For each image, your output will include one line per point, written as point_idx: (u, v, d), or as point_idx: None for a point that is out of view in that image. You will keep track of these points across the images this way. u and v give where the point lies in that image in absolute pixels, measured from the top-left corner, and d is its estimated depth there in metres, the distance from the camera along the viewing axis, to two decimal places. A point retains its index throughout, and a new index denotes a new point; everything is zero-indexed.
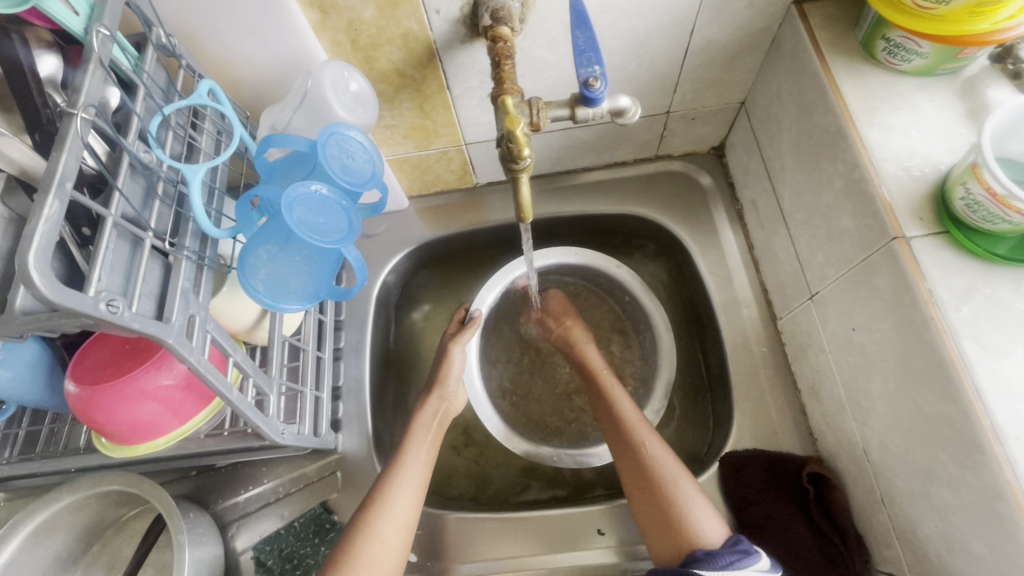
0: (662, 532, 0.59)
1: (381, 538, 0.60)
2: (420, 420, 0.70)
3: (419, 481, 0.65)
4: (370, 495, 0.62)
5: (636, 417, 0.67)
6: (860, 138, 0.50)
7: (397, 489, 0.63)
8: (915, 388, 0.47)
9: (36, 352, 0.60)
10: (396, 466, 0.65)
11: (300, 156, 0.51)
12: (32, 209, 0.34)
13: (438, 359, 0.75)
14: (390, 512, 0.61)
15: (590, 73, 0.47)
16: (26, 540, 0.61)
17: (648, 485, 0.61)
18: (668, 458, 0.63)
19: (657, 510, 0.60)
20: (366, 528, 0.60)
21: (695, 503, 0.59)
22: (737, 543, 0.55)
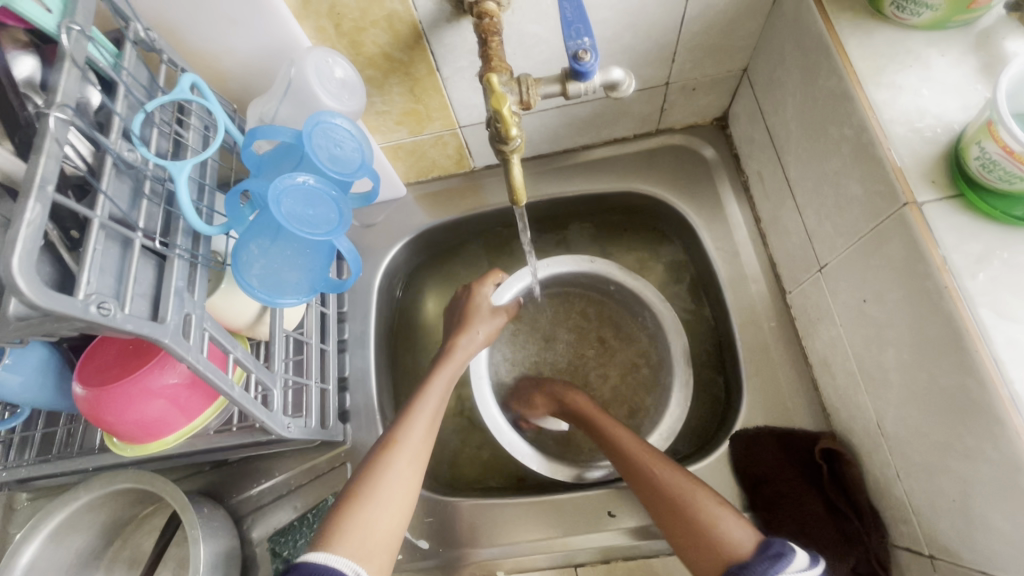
0: (698, 549, 0.52)
1: (397, 479, 0.55)
2: (444, 359, 0.65)
3: (432, 423, 0.60)
4: (386, 435, 0.58)
5: (641, 447, 0.62)
6: (868, 99, 0.48)
7: (413, 428, 0.58)
8: (929, 360, 0.45)
9: (44, 356, 0.60)
10: (414, 405, 0.60)
11: (287, 147, 0.50)
12: (14, 214, 0.34)
13: (459, 309, 0.72)
14: (408, 451, 0.57)
15: (580, 45, 0.45)
16: (48, 540, 0.62)
17: (670, 511, 0.56)
18: (677, 476, 0.58)
19: (687, 531, 0.54)
20: (380, 464, 0.55)
21: (719, 515, 0.53)
22: (768, 548, 0.49)
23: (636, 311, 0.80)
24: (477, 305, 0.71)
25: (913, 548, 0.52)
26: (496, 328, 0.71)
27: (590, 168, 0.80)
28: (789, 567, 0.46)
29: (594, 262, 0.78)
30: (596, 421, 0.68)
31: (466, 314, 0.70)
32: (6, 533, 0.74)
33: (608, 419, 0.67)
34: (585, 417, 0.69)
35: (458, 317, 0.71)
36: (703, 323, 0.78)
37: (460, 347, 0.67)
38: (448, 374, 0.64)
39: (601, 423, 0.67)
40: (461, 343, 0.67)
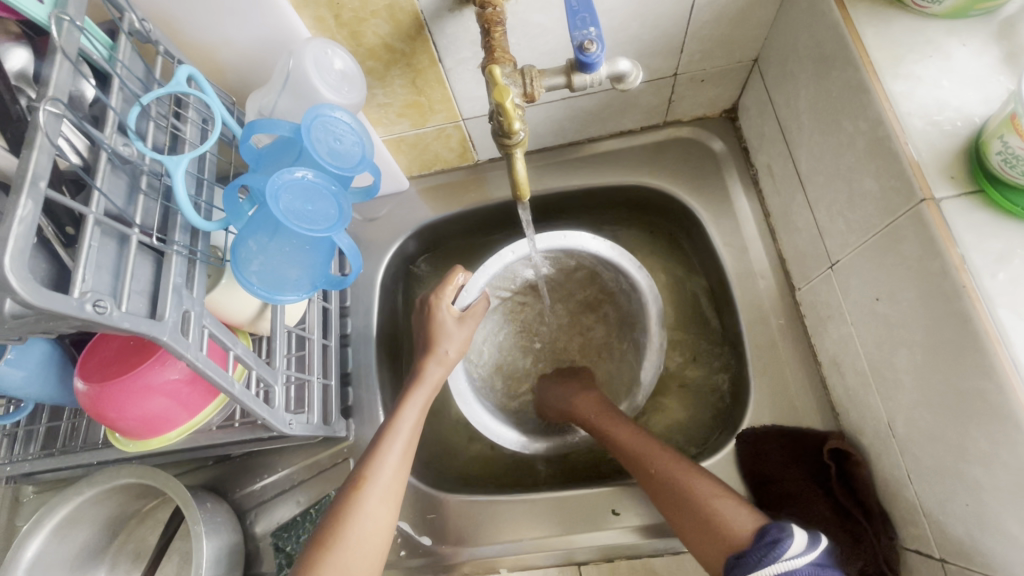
0: (704, 538, 0.53)
1: (369, 520, 0.54)
2: (414, 384, 0.63)
3: (403, 456, 0.58)
4: (356, 473, 0.56)
5: (638, 440, 0.63)
6: (884, 91, 0.46)
7: (383, 464, 0.56)
8: (944, 362, 0.44)
9: (46, 351, 0.60)
10: (384, 438, 0.58)
11: (286, 142, 0.49)
12: (6, 210, 0.33)
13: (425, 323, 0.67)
14: (378, 491, 0.55)
15: (585, 35, 0.44)
16: (52, 533, 0.62)
17: (675, 503, 0.56)
18: (678, 466, 0.58)
19: (694, 522, 0.54)
20: (351, 505, 0.54)
21: (717, 499, 0.54)
22: (764, 535, 0.49)
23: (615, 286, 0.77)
24: (436, 318, 0.66)
25: (924, 551, 0.51)
26: (464, 342, 0.66)
27: (596, 161, 0.78)
28: (787, 552, 0.47)
29: (567, 235, 0.71)
30: (591, 420, 0.68)
31: (432, 332, 0.66)
32: (13, 525, 0.74)
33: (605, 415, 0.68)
34: (586, 420, 0.68)
35: (424, 335, 0.67)
36: (711, 319, 0.77)
37: (429, 374, 0.63)
38: (419, 400, 0.62)
39: (597, 420, 0.67)
40: (431, 368, 0.64)
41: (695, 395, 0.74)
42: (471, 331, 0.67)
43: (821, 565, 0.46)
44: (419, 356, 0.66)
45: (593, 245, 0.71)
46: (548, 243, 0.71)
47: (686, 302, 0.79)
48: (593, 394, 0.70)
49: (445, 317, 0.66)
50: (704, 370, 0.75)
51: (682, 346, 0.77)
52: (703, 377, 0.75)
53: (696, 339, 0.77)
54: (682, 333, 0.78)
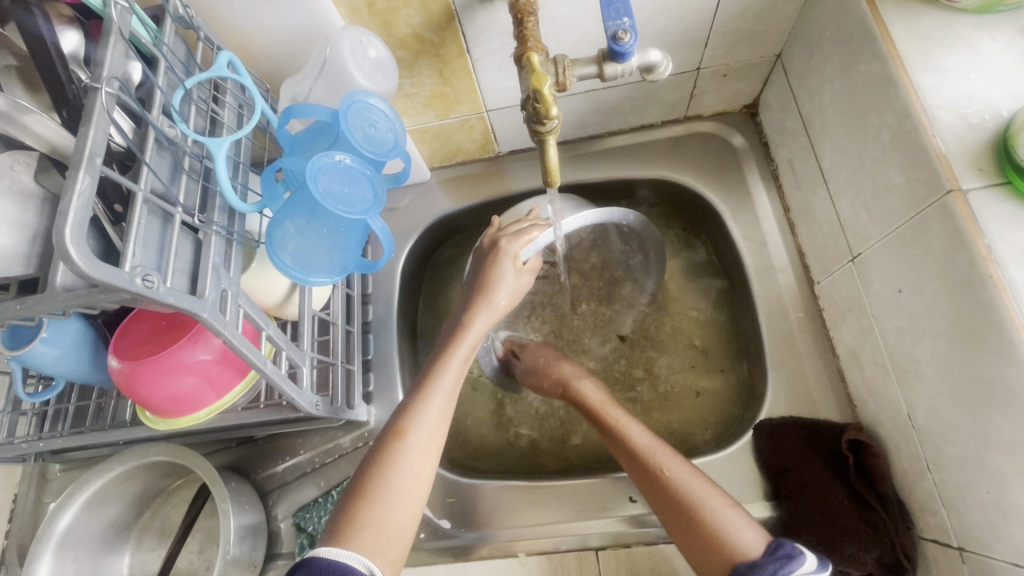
0: (707, 551, 0.53)
1: (409, 471, 0.53)
2: (458, 335, 0.60)
3: (445, 409, 0.57)
4: (396, 422, 0.55)
5: (649, 443, 0.61)
6: (912, 85, 0.47)
7: (424, 416, 0.55)
8: (968, 352, 0.45)
9: (80, 330, 0.62)
10: (426, 390, 0.57)
11: (323, 127, 0.50)
12: (65, 185, 0.34)
13: (479, 266, 0.64)
14: (419, 442, 0.54)
15: (619, 25, 0.45)
16: (84, 508, 0.64)
17: (682, 512, 0.56)
18: (690, 476, 0.57)
19: (700, 535, 0.54)
20: (391, 455, 0.53)
21: (729, 518, 0.54)
22: (778, 549, 0.50)
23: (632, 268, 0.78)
24: (501, 267, 0.62)
25: (941, 540, 0.51)
26: (517, 293, 0.64)
27: (615, 154, 0.79)
28: (800, 569, 0.48)
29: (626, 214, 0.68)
30: (601, 413, 0.65)
31: (485, 274, 0.63)
32: (41, 502, 0.76)
33: (615, 411, 0.65)
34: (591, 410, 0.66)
35: (474, 280, 0.64)
36: (728, 312, 0.78)
37: (475, 327, 0.61)
38: (462, 353, 0.60)
39: (608, 415, 0.65)
40: (480, 320, 0.61)
41: (714, 387, 0.75)
42: (526, 282, 0.65)
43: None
44: (463, 304, 0.63)
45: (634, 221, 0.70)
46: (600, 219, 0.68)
47: (703, 294, 0.80)
48: (593, 384, 0.68)
49: (507, 266, 0.62)
50: (721, 362, 0.76)
51: (700, 339, 0.78)
52: (718, 370, 0.76)
53: (712, 332, 0.78)
54: (700, 325, 0.79)
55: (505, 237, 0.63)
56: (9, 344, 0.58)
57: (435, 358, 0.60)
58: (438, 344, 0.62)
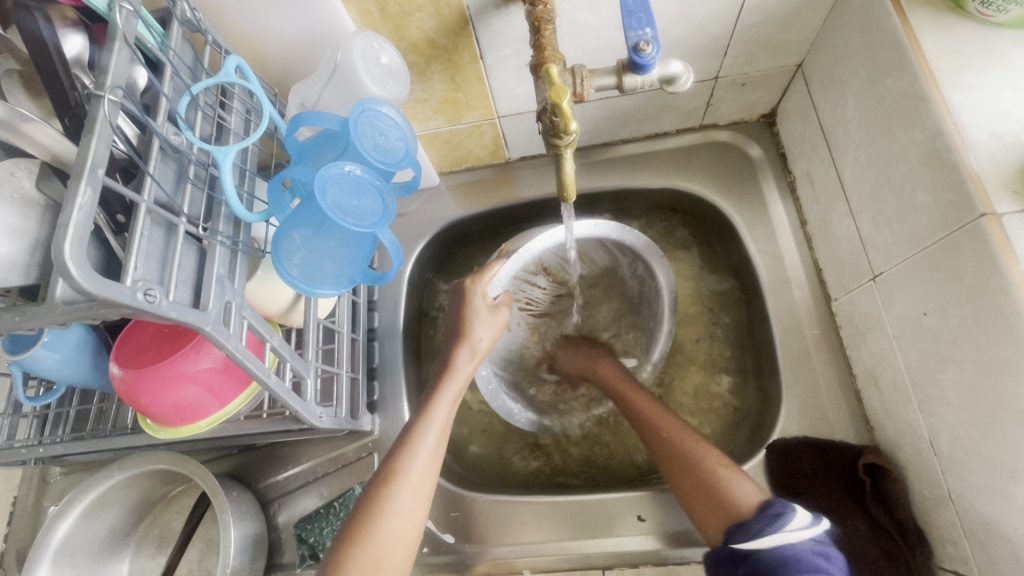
0: (704, 504, 0.55)
1: (399, 515, 0.52)
2: (446, 376, 0.60)
3: (438, 449, 0.56)
4: (386, 466, 0.54)
5: (657, 411, 0.63)
6: (944, 101, 0.45)
7: (415, 459, 0.54)
8: (997, 381, 0.43)
9: (82, 335, 0.61)
10: (417, 432, 0.56)
11: (332, 134, 0.49)
12: (65, 197, 0.33)
13: (456, 303, 0.65)
14: (409, 487, 0.53)
15: (641, 36, 0.43)
16: (84, 515, 0.63)
17: (681, 465, 0.58)
18: (688, 434, 0.60)
19: (698, 486, 0.56)
20: (381, 501, 0.52)
21: (728, 476, 0.55)
22: (768, 508, 0.50)
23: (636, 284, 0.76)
24: (472, 304, 0.63)
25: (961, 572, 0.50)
26: (497, 328, 0.64)
27: (628, 163, 0.77)
28: (789, 524, 0.48)
29: (597, 225, 0.67)
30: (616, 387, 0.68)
31: (462, 314, 0.63)
32: (41, 506, 0.75)
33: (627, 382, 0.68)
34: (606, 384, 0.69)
35: (455, 321, 0.64)
36: (740, 328, 0.76)
37: (460, 365, 0.61)
38: (451, 393, 0.59)
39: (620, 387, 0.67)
40: (462, 357, 0.61)
41: (725, 403, 0.73)
42: (504, 317, 0.65)
43: (822, 543, 0.48)
44: (450, 343, 0.63)
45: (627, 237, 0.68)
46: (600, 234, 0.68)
47: (716, 309, 0.78)
48: (613, 362, 0.71)
49: (478, 302, 0.64)
50: (733, 379, 0.74)
51: (713, 354, 0.76)
52: (729, 386, 0.74)
53: (723, 345, 0.76)
54: (711, 338, 0.77)
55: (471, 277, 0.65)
56: (8, 348, 0.57)
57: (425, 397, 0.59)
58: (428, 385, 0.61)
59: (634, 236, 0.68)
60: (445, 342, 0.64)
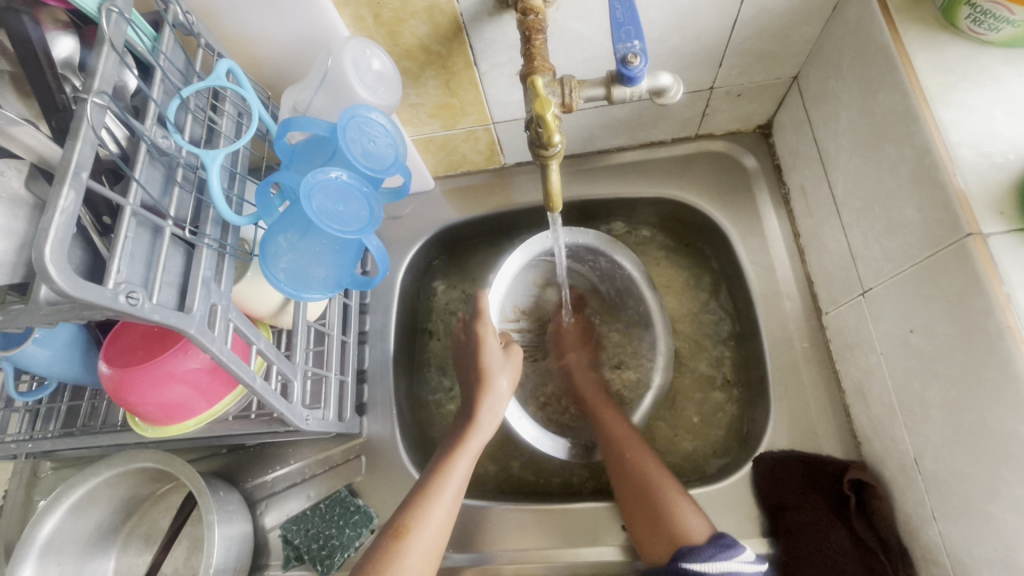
0: (652, 529, 0.57)
1: (411, 571, 0.53)
2: (468, 431, 0.63)
3: (453, 503, 0.58)
4: (398, 521, 0.56)
5: (626, 434, 0.65)
6: (933, 119, 0.45)
7: (431, 515, 0.56)
8: (979, 401, 0.43)
9: (73, 332, 0.61)
10: (435, 487, 0.58)
11: (321, 140, 0.49)
12: (48, 200, 0.33)
13: (472, 352, 0.68)
14: (421, 542, 0.55)
15: (629, 48, 0.43)
16: (70, 511, 0.63)
17: (637, 490, 0.60)
18: (655, 465, 0.61)
19: (649, 512, 0.58)
20: (392, 558, 0.53)
21: (680, 503, 0.57)
22: (718, 538, 0.53)
23: (623, 297, 0.78)
24: (487, 350, 0.67)
25: None
26: (514, 371, 0.68)
27: (623, 171, 0.77)
28: (737, 556, 0.52)
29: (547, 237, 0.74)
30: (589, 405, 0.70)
31: (482, 364, 0.66)
32: (31, 499, 0.76)
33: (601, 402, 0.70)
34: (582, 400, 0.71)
35: (474, 370, 0.67)
36: (732, 339, 0.76)
37: (483, 418, 0.63)
38: (472, 450, 0.62)
39: (595, 407, 0.69)
40: (485, 410, 0.64)
41: (714, 414, 0.73)
42: (517, 364, 0.69)
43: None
44: (472, 393, 0.66)
45: (585, 236, 0.74)
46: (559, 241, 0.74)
47: (708, 319, 0.78)
48: (590, 375, 0.73)
49: (492, 345, 0.67)
50: (723, 390, 0.74)
51: (703, 365, 0.76)
52: (719, 397, 0.74)
53: (713, 355, 0.76)
54: (702, 348, 0.77)
55: (475, 319, 0.69)
56: None
57: (443, 452, 0.62)
58: (448, 438, 0.64)
59: (585, 235, 0.74)
60: (466, 397, 0.67)
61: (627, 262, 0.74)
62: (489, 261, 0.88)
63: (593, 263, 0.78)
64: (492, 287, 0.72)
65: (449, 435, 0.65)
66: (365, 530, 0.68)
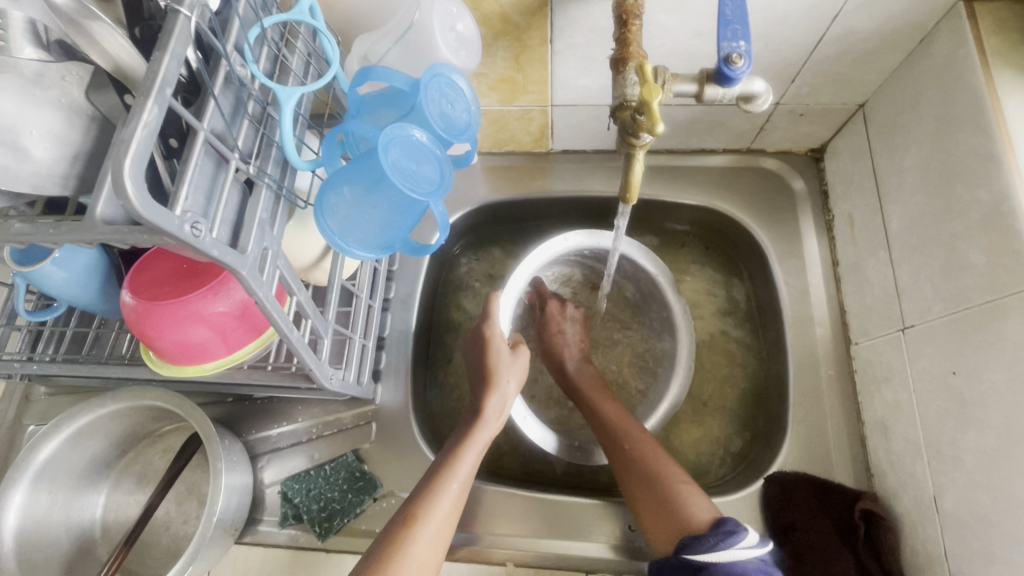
0: (659, 516, 0.56)
1: (417, 561, 0.52)
2: (476, 424, 0.61)
3: (461, 493, 0.57)
4: (406, 510, 0.54)
5: (622, 418, 0.65)
6: (1017, 168, 0.46)
7: (438, 505, 0.55)
8: (1021, 451, 0.44)
9: (94, 257, 0.58)
10: (442, 478, 0.57)
11: (397, 95, 0.47)
12: (130, 112, 0.31)
13: (480, 351, 0.67)
14: (429, 533, 0.53)
15: (734, 48, 0.42)
16: (69, 440, 0.61)
17: (641, 474, 0.60)
18: (658, 453, 0.61)
19: (655, 500, 0.57)
20: (400, 545, 0.52)
21: (686, 492, 0.57)
22: (721, 524, 0.52)
23: (647, 305, 0.78)
24: (493, 351, 0.66)
25: None
26: (523, 371, 0.67)
27: (668, 174, 0.77)
28: (739, 543, 0.50)
29: (567, 238, 0.73)
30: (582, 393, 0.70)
31: (489, 365, 0.65)
32: (21, 424, 0.73)
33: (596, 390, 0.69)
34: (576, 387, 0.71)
35: (482, 371, 0.66)
36: (753, 357, 0.76)
37: (490, 414, 0.62)
38: (478, 444, 0.60)
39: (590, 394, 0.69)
40: (492, 405, 0.63)
41: (726, 428, 0.74)
42: (525, 364, 0.68)
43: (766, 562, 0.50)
44: (478, 392, 0.64)
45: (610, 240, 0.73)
46: (578, 242, 0.73)
47: (731, 334, 0.78)
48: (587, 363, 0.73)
49: (500, 348, 0.66)
50: (737, 405, 0.74)
51: (720, 381, 0.76)
52: (732, 412, 0.74)
53: (732, 370, 0.76)
54: (722, 363, 0.77)
55: (484, 323, 0.68)
56: (18, 259, 0.54)
57: (449, 445, 0.61)
58: (456, 432, 0.62)
59: (607, 239, 0.73)
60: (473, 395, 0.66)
61: (646, 262, 0.73)
62: (517, 246, 0.87)
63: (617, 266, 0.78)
64: (504, 288, 0.71)
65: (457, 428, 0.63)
66: (369, 497, 0.67)
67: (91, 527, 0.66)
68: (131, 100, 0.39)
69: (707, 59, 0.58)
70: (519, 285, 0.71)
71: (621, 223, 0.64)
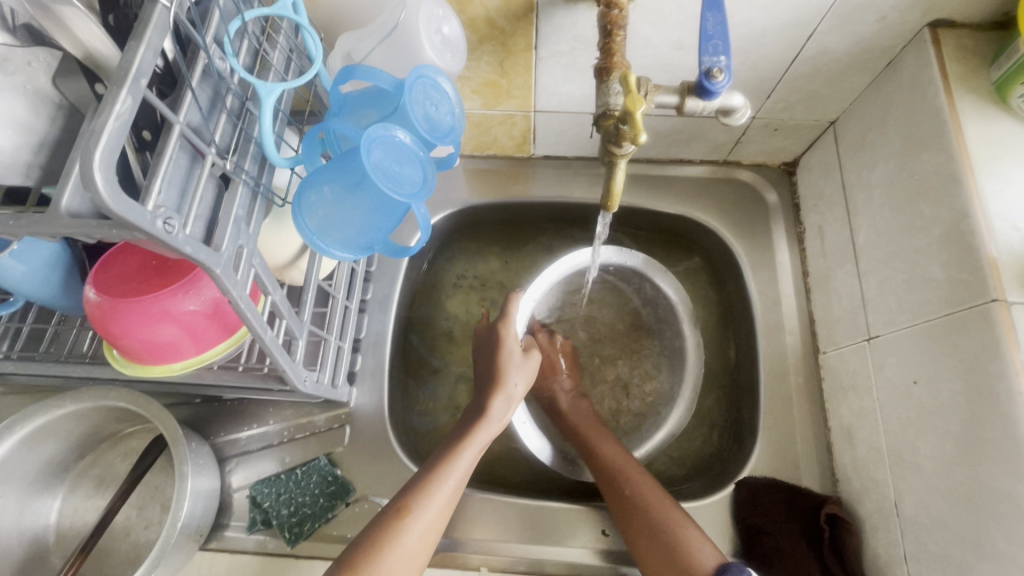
0: (662, 558, 0.56)
1: (404, 556, 0.51)
2: (478, 423, 0.61)
3: (455, 492, 0.56)
4: (401, 500, 0.54)
5: (625, 460, 0.65)
6: (977, 188, 0.48)
7: (433, 500, 0.54)
8: (978, 459, 0.46)
9: (55, 251, 0.56)
10: (439, 472, 0.56)
11: (381, 94, 0.46)
12: (102, 103, 0.30)
13: (491, 352, 0.67)
14: (420, 525, 0.52)
15: (715, 63, 0.43)
16: (23, 443, 0.58)
17: (645, 518, 0.59)
18: (659, 494, 0.61)
19: (655, 541, 0.57)
20: (389, 536, 0.51)
21: (688, 534, 0.56)
22: (727, 573, 0.52)
23: (658, 327, 0.79)
24: (508, 353, 0.66)
25: None
26: (530, 374, 0.66)
27: (648, 183, 0.78)
28: None
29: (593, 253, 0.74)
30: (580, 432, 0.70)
31: (499, 364, 0.65)
32: None
33: (595, 429, 0.70)
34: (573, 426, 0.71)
35: (491, 367, 0.66)
36: (726, 365, 0.78)
37: (494, 414, 0.62)
38: (478, 444, 0.59)
39: (587, 432, 0.69)
40: (497, 406, 0.62)
41: (698, 434, 0.75)
42: (535, 368, 0.67)
43: None
44: (485, 392, 0.64)
45: (631, 259, 0.76)
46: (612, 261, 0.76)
47: (704, 341, 0.80)
48: (581, 405, 0.73)
49: (512, 348, 0.66)
50: (710, 411, 0.76)
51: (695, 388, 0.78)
52: (703, 418, 0.76)
53: (705, 376, 0.78)
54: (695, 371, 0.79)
55: (500, 322, 0.69)
56: None
57: (450, 441, 0.60)
58: (457, 429, 0.62)
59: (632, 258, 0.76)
60: (478, 394, 0.66)
61: (668, 288, 0.76)
62: (497, 251, 0.87)
63: (635, 286, 0.80)
64: (524, 292, 0.72)
65: (458, 425, 0.63)
66: (342, 502, 0.66)
67: (44, 533, 0.63)
68: (103, 90, 0.38)
69: (687, 71, 0.59)
70: (540, 289, 0.73)
71: (602, 233, 0.65)
